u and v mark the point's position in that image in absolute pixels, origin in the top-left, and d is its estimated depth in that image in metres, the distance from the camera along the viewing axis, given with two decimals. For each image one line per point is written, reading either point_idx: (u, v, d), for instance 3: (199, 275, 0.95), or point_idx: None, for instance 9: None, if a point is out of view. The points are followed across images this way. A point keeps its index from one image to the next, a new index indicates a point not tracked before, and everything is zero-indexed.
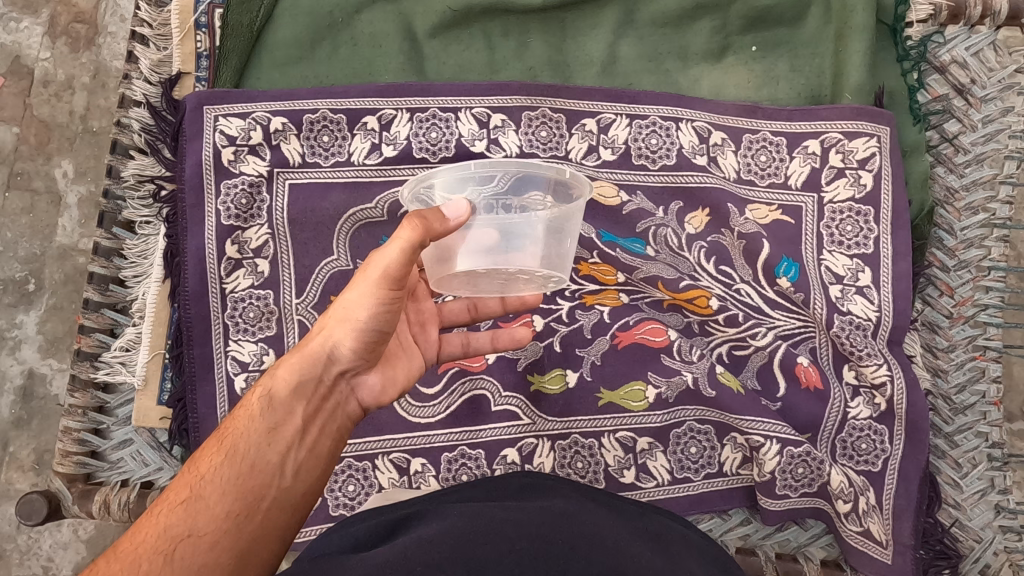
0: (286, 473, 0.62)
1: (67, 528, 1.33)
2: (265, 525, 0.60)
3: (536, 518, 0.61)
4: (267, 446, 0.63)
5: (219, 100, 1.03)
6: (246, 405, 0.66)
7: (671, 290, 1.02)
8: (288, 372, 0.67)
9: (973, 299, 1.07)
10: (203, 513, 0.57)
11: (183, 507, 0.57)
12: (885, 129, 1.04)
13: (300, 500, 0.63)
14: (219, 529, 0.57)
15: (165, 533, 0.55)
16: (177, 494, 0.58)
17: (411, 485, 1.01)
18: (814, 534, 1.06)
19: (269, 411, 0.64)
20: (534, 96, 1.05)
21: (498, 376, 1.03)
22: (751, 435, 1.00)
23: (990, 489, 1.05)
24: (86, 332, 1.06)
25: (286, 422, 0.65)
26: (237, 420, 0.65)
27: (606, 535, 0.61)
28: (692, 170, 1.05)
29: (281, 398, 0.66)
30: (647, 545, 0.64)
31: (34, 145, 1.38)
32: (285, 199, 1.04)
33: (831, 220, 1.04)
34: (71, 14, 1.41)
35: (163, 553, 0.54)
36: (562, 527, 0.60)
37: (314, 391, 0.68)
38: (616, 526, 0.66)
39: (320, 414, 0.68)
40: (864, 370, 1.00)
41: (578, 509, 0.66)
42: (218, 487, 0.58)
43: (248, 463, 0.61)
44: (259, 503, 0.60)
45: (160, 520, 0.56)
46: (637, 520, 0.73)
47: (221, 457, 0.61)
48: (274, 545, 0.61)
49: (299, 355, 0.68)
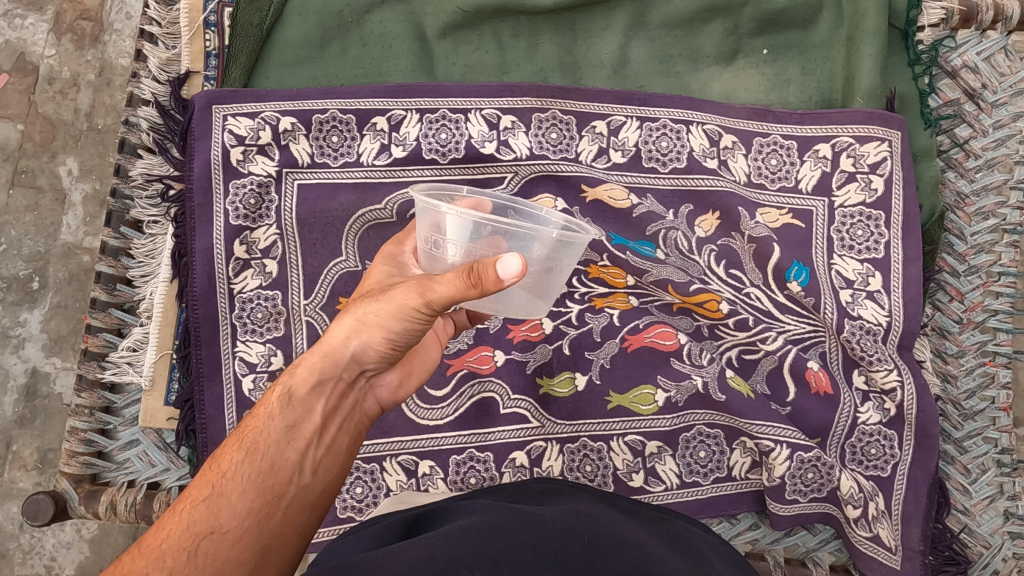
0: (305, 472, 0.62)
1: (70, 528, 1.32)
2: (285, 522, 0.60)
3: (560, 519, 0.62)
4: (286, 444, 0.62)
5: (227, 99, 1.02)
6: (266, 401, 0.66)
7: (682, 294, 1.02)
8: (308, 371, 0.65)
9: (983, 304, 1.07)
10: (226, 510, 0.57)
11: (205, 504, 0.57)
12: (897, 133, 1.04)
13: (319, 497, 0.64)
14: (241, 526, 0.57)
15: (188, 530, 0.56)
16: (199, 491, 0.58)
17: (419, 488, 1.01)
18: (822, 539, 1.06)
19: (288, 409, 0.64)
20: (545, 97, 1.04)
21: (507, 379, 1.03)
22: (762, 440, 0.99)
23: (999, 495, 1.05)
24: (93, 332, 1.05)
25: (306, 421, 0.64)
26: (257, 416, 0.64)
27: (629, 537, 0.62)
28: (703, 173, 1.04)
29: (301, 397, 0.64)
30: (668, 547, 0.64)
31: (39, 142, 1.38)
32: (293, 199, 1.04)
33: (842, 225, 1.04)
34: (77, 12, 1.40)
35: (187, 549, 0.55)
36: (587, 527, 0.61)
37: (334, 389, 0.67)
38: (637, 529, 0.66)
39: (338, 411, 0.67)
40: (874, 375, 1.00)
41: (599, 513, 0.67)
42: (239, 484, 0.59)
43: (268, 462, 0.61)
44: (279, 501, 0.60)
45: (183, 517, 0.57)
46: (658, 524, 0.73)
47: (241, 455, 0.61)
48: (293, 542, 0.61)
49: (320, 352, 0.67)
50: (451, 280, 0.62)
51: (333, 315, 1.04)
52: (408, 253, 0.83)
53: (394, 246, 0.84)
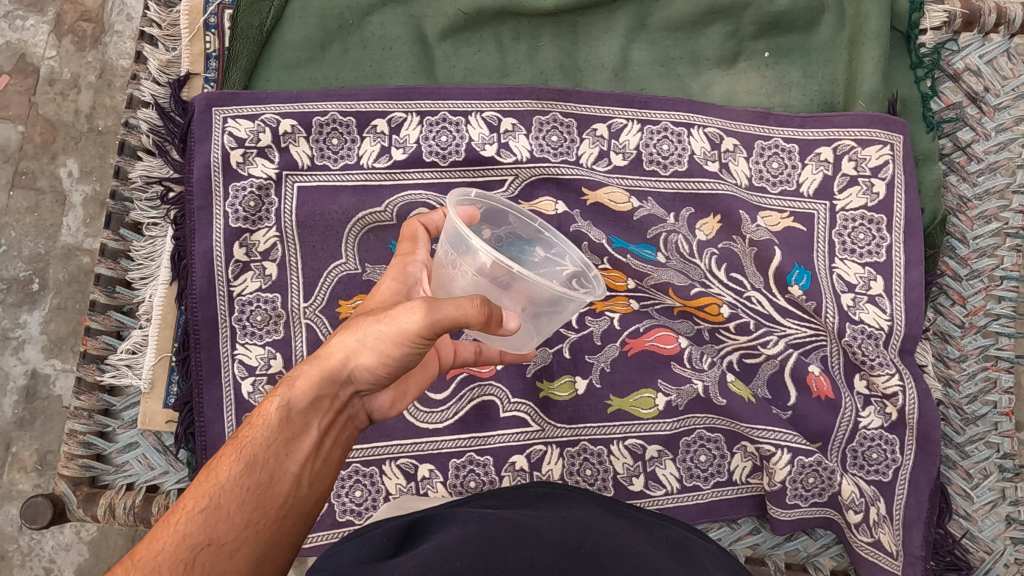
0: (302, 485, 0.62)
1: (69, 530, 1.32)
2: (281, 532, 0.61)
3: (557, 529, 0.61)
4: (285, 457, 0.62)
5: (227, 101, 1.02)
6: (263, 410, 0.64)
7: (682, 297, 1.02)
8: (308, 385, 0.64)
9: (985, 308, 1.07)
10: (224, 522, 0.57)
11: (202, 516, 0.56)
12: (899, 137, 1.03)
13: (312, 507, 0.64)
14: (239, 537, 0.57)
15: (185, 542, 0.55)
16: (195, 502, 0.57)
17: (418, 492, 1.01)
18: (823, 544, 1.06)
19: (286, 423, 0.62)
20: (545, 100, 1.04)
21: (507, 383, 1.02)
22: (762, 444, 0.99)
23: (1001, 500, 1.05)
24: (92, 334, 1.05)
25: (304, 435, 0.63)
26: (254, 427, 0.62)
27: (627, 547, 0.61)
28: (703, 176, 1.04)
29: (299, 411, 0.63)
30: (666, 555, 0.64)
31: (39, 144, 1.38)
32: (293, 201, 1.03)
33: (843, 228, 1.03)
34: (78, 13, 1.40)
35: (183, 561, 0.54)
36: (583, 539, 0.60)
37: (330, 405, 0.66)
38: (636, 538, 0.65)
39: (334, 425, 0.67)
40: (875, 380, 1.00)
41: (597, 521, 0.66)
42: (237, 496, 0.58)
43: (267, 475, 0.60)
44: (277, 512, 0.60)
45: (178, 527, 0.56)
46: (655, 530, 0.73)
47: (239, 466, 0.60)
48: (286, 550, 0.61)
49: (320, 365, 0.65)
50: (455, 313, 0.62)
51: (333, 318, 1.03)
52: (419, 267, 0.78)
53: (403, 257, 0.78)
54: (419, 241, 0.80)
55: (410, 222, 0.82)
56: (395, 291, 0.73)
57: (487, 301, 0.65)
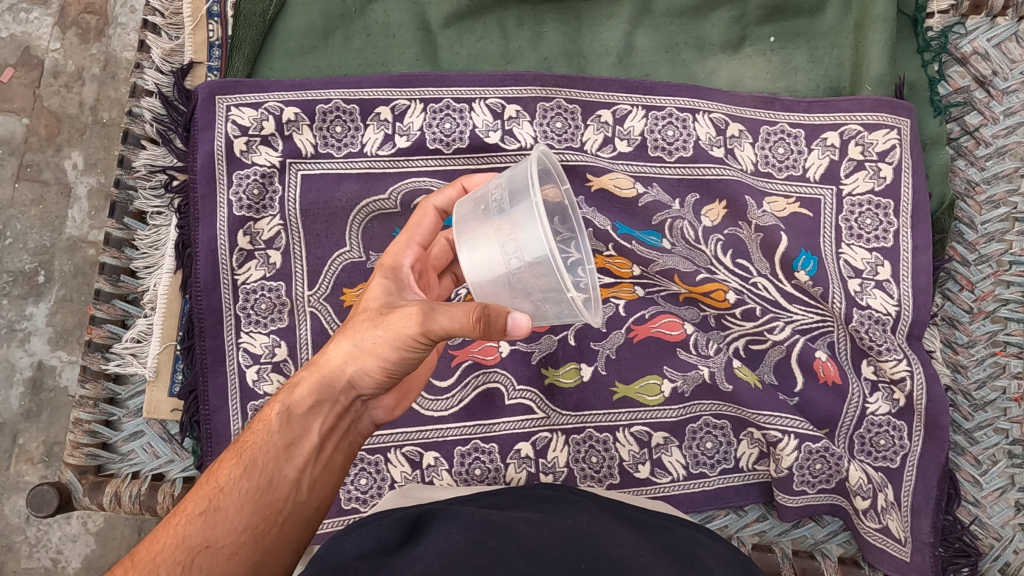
0: (302, 489, 0.63)
1: (76, 521, 1.32)
2: (280, 537, 0.62)
3: (558, 542, 0.59)
4: (284, 462, 0.63)
5: (230, 89, 1.02)
6: (264, 416, 0.66)
7: (688, 284, 1.00)
8: (307, 390, 0.66)
9: (994, 294, 1.06)
10: (223, 524, 0.59)
11: (201, 519, 0.59)
12: (906, 121, 1.02)
13: (314, 515, 0.65)
14: (237, 541, 0.59)
15: (184, 543, 0.57)
16: (195, 505, 0.59)
17: (423, 479, 1.01)
18: (831, 532, 1.04)
19: (286, 427, 0.64)
20: (549, 87, 1.04)
21: (512, 369, 1.02)
22: (768, 431, 0.98)
23: (1010, 486, 1.04)
24: (97, 323, 1.04)
25: (304, 439, 0.65)
26: (256, 431, 0.65)
27: (629, 559, 0.59)
28: (709, 162, 1.03)
29: (299, 415, 0.65)
30: (670, 569, 0.62)
31: (45, 136, 1.38)
32: (296, 189, 1.03)
33: (850, 213, 1.03)
34: (82, 5, 1.40)
35: (181, 562, 0.56)
36: (584, 553, 0.58)
37: (331, 409, 0.67)
38: (641, 548, 0.63)
39: (336, 432, 0.67)
40: (882, 366, 0.99)
41: (602, 531, 0.64)
42: (236, 499, 0.60)
43: (266, 479, 0.62)
44: (276, 517, 0.61)
45: (178, 529, 0.58)
46: (661, 538, 0.71)
47: (239, 469, 0.62)
48: (287, 557, 0.63)
49: (320, 371, 0.67)
50: (459, 312, 0.60)
51: (338, 306, 1.02)
52: (408, 266, 0.76)
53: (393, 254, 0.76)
54: (416, 234, 0.79)
55: (423, 206, 0.82)
56: (387, 290, 0.71)
57: (484, 309, 0.60)
